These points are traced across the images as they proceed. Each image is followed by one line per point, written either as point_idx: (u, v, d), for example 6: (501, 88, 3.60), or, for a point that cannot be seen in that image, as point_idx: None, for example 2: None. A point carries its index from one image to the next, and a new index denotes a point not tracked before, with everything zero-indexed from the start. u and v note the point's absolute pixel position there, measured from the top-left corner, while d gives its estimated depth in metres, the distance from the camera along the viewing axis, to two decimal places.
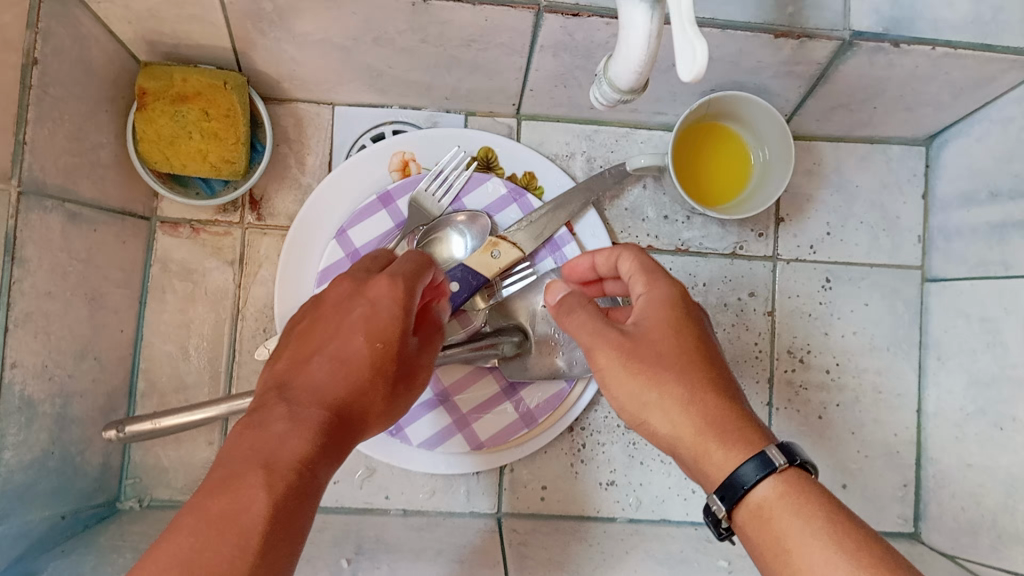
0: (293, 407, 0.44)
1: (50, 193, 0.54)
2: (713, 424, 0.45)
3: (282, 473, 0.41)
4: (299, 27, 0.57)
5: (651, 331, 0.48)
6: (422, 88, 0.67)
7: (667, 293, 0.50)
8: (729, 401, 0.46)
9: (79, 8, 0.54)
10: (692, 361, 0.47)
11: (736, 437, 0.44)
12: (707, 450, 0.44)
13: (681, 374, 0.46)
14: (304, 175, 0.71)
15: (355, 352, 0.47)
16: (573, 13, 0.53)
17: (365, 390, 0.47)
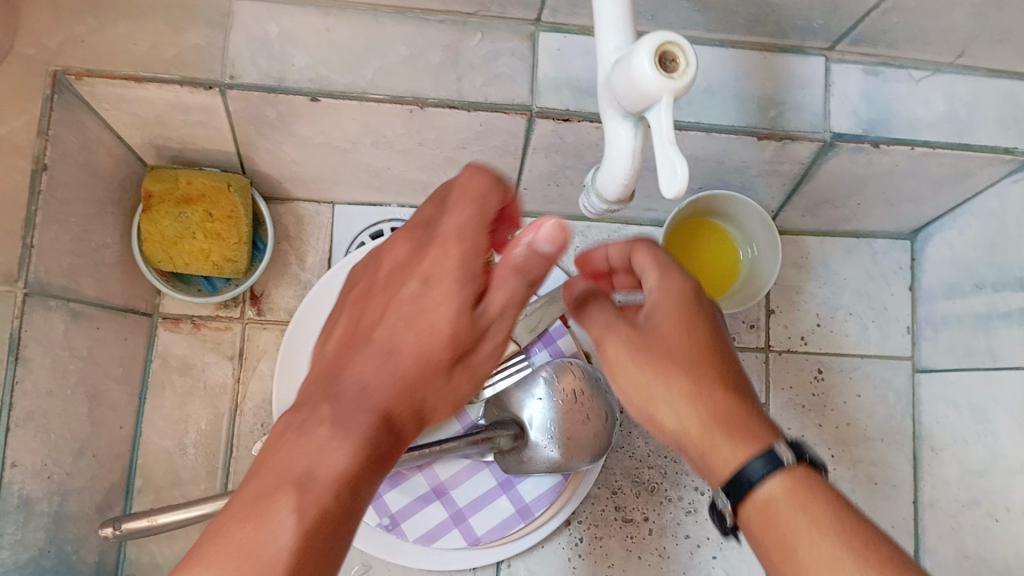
0: (340, 406, 0.42)
1: (54, 294, 0.55)
2: (717, 419, 0.42)
3: (317, 492, 0.38)
4: (300, 131, 0.59)
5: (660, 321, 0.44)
6: (419, 187, 0.69)
7: (681, 287, 0.46)
8: (739, 399, 0.43)
9: (88, 115, 0.56)
10: (704, 355, 0.43)
11: (742, 429, 0.41)
12: (712, 446, 0.41)
13: (693, 367, 0.43)
14: (304, 271, 0.72)
15: (405, 343, 0.44)
16: (563, 118, 0.55)
17: (419, 380, 0.44)
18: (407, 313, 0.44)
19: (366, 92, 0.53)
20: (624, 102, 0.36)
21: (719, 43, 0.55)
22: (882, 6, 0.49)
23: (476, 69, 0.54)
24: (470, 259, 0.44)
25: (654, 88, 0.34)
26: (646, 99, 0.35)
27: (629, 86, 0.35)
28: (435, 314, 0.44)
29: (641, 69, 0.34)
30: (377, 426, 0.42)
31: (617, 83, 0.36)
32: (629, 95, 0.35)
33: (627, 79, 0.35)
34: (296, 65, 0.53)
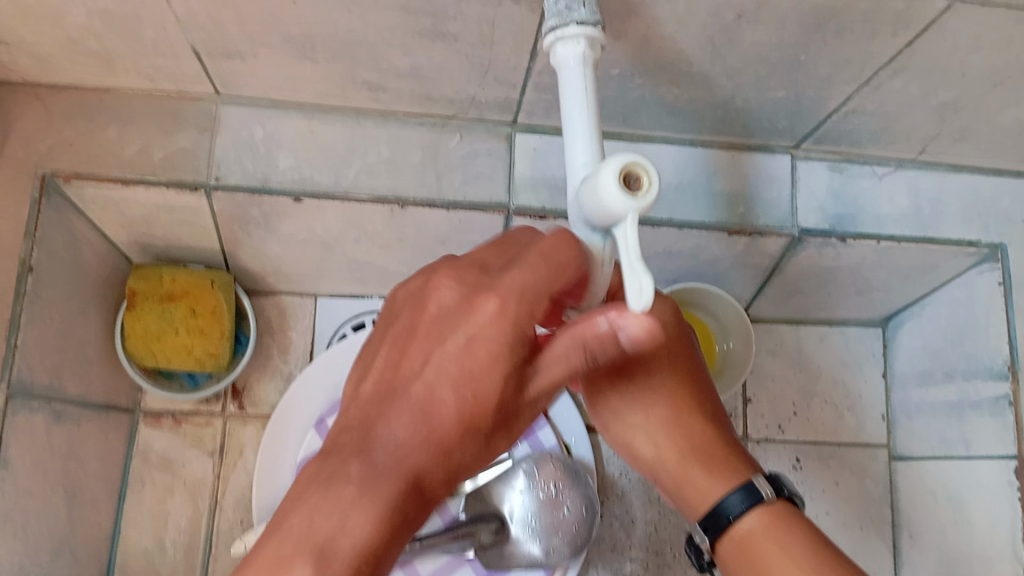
0: (371, 466, 0.37)
1: (36, 393, 0.55)
2: (693, 452, 0.47)
3: (338, 562, 0.35)
4: (284, 229, 0.60)
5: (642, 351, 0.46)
6: (400, 281, 0.71)
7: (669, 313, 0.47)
8: (715, 428, 0.47)
9: (75, 216, 0.57)
10: (686, 388, 0.47)
11: (718, 464, 0.46)
12: (689, 476, 0.47)
13: (675, 396, 0.47)
14: (285, 364, 0.73)
15: (444, 400, 0.37)
16: (539, 215, 0.56)
17: (458, 445, 0.38)
18: (449, 365, 0.37)
19: (348, 191, 0.55)
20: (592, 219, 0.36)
21: (688, 142, 0.57)
22: (841, 108, 0.52)
23: (455, 169, 0.56)
24: (520, 329, 0.36)
25: (619, 204, 0.34)
26: (613, 217, 0.35)
27: (596, 203, 0.35)
28: (484, 380, 0.36)
29: (607, 186, 0.34)
30: (404, 490, 0.37)
31: (586, 199, 0.36)
32: (597, 211, 0.35)
33: (594, 196, 0.35)
34: (280, 166, 0.54)
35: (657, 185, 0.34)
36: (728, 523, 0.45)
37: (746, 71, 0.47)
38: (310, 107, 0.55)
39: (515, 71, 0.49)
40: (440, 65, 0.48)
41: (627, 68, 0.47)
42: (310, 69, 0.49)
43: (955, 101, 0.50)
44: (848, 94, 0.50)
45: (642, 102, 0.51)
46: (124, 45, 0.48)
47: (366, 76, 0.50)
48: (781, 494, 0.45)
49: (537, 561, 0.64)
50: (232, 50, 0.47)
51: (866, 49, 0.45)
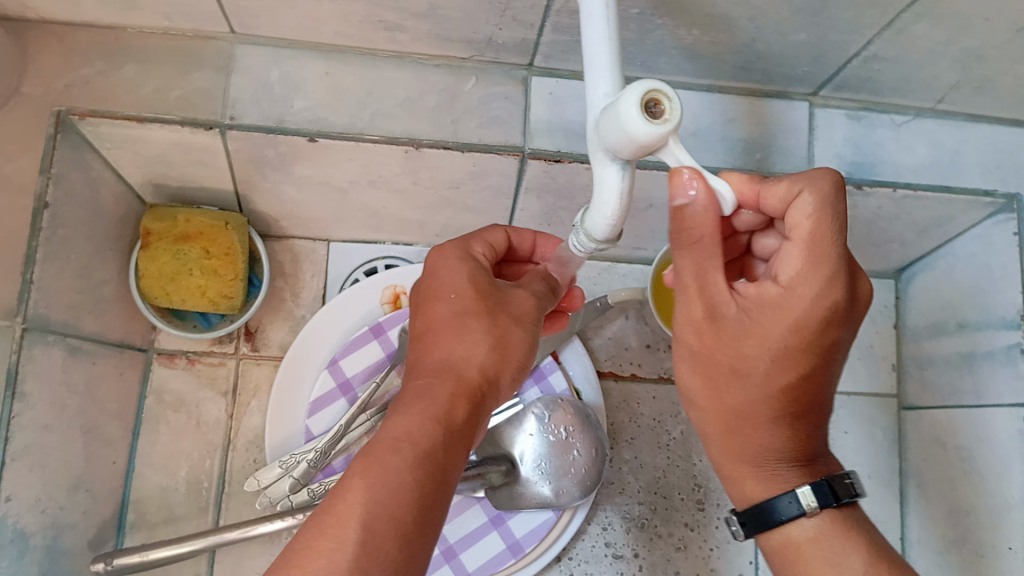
0: (408, 398, 0.44)
1: (53, 329, 0.55)
2: (760, 454, 0.46)
3: (378, 451, 0.40)
4: (299, 171, 0.60)
5: (763, 332, 0.42)
6: (414, 226, 0.71)
7: (806, 300, 0.41)
8: (783, 441, 0.45)
9: (89, 153, 0.57)
10: (772, 399, 0.44)
11: (769, 472, 0.46)
12: (740, 478, 0.47)
13: (756, 407, 0.44)
14: (298, 307, 0.73)
15: (436, 311, 0.47)
16: (554, 158, 0.56)
17: (454, 348, 0.46)
18: (448, 301, 0.47)
19: (363, 133, 0.54)
20: (617, 151, 0.37)
21: (707, 89, 0.57)
22: (863, 54, 0.51)
23: (472, 112, 0.56)
24: (470, 244, 0.51)
25: (647, 135, 0.35)
26: (644, 146, 0.35)
27: (620, 135, 0.36)
28: (453, 278, 0.48)
29: (630, 119, 0.34)
30: (423, 395, 0.43)
31: (606, 132, 0.37)
32: (622, 144, 0.36)
33: (616, 128, 0.36)
34: (295, 107, 0.54)
35: (680, 109, 0.35)
36: (782, 521, 0.46)
37: (769, 14, 0.47)
38: (327, 48, 0.54)
39: (533, 11, 0.48)
40: (457, 4, 0.48)
41: (649, 9, 0.47)
42: (328, 7, 0.49)
43: (979, 48, 0.50)
44: (870, 40, 0.49)
45: (661, 46, 0.51)
46: None
47: (383, 15, 0.50)
48: (846, 498, 0.46)
49: (547, 501, 0.65)
50: None
51: None
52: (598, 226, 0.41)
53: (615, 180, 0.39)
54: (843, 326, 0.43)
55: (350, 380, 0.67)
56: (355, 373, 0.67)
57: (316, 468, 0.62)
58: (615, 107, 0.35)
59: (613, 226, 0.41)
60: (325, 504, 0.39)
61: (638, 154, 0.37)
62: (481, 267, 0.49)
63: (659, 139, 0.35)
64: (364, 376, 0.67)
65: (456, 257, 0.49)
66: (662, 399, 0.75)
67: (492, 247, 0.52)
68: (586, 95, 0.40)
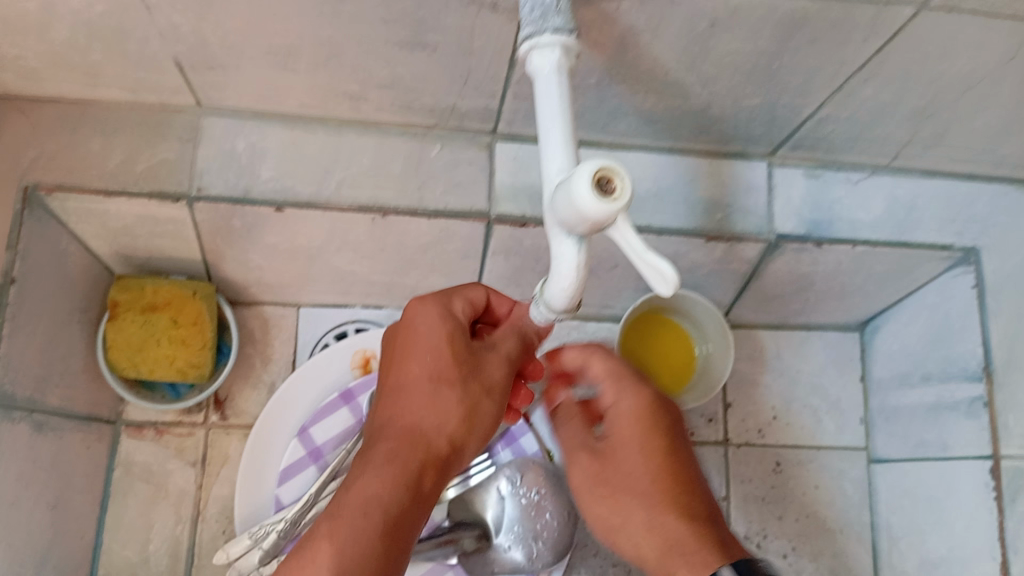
0: (372, 459, 0.44)
1: (19, 403, 0.55)
2: (672, 548, 0.45)
3: (345, 512, 0.41)
4: (267, 238, 0.61)
5: (622, 438, 0.50)
6: (383, 292, 0.71)
7: (632, 403, 0.51)
8: (696, 526, 0.46)
9: (55, 227, 0.57)
10: (658, 489, 0.47)
11: (696, 557, 0.44)
12: (676, 572, 0.45)
13: (647, 498, 0.47)
14: (267, 373, 0.72)
15: (409, 371, 0.46)
16: (520, 223, 0.57)
17: (425, 410, 0.45)
18: (424, 362, 0.46)
19: (330, 202, 0.56)
20: (570, 226, 0.37)
21: (667, 150, 0.58)
22: (816, 115, 0.52)
23: (436, 177, 0.57)
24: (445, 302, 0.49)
25: (594, 215, 0.34)
26: (594, 224, 0.35)
27: (571, 212, 0.35)
28: (429, 338, 0.47)
29: (579, 198, 0.34)
30: (391, 457, 0.43)
31: (559, 207, 0.36)
32: (573, 220, 0.35)
33: (568, 204, 0.35)
34: (261, 177, 0.55)
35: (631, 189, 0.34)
36: None
37: (722, 79, 0.48)
38: (291, 118, 0.56)
39: (495, 82, 0.49)
40: (420, 75, 0.49)
41: (606, 78, 0.48)
42: (292, 81, 0.50)
43: (926, 108, 0.51)
44: (822, 101, 0.51)
45: (620, 111, 0.52)
46: (109, 59, 0.48)
47: (347, 87, 0.51)
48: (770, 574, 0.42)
49: (520, 567, 0.64)
50: (215, 61, 0.48)
51: (839, 57, 0.46)
52: (558, 296, 0.41)
53: (571, 253, 0.39)
54: (669, 416, 0.51)
55: (321, 448, 0.66)
56: (326, 440, 0.66)
57: (285, 540, 0.61)
58: (568, 185, 0.35)
59: (573, 297, 0.41)
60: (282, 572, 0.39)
61: (590, 231, 0.36)
62: (462, 326, 0.48)
63: (607, 219, 0.35)
64: (334, 444, 0.66)
65: (438, 315, 0.48)
66: None
67: (473, 303, 0.50)
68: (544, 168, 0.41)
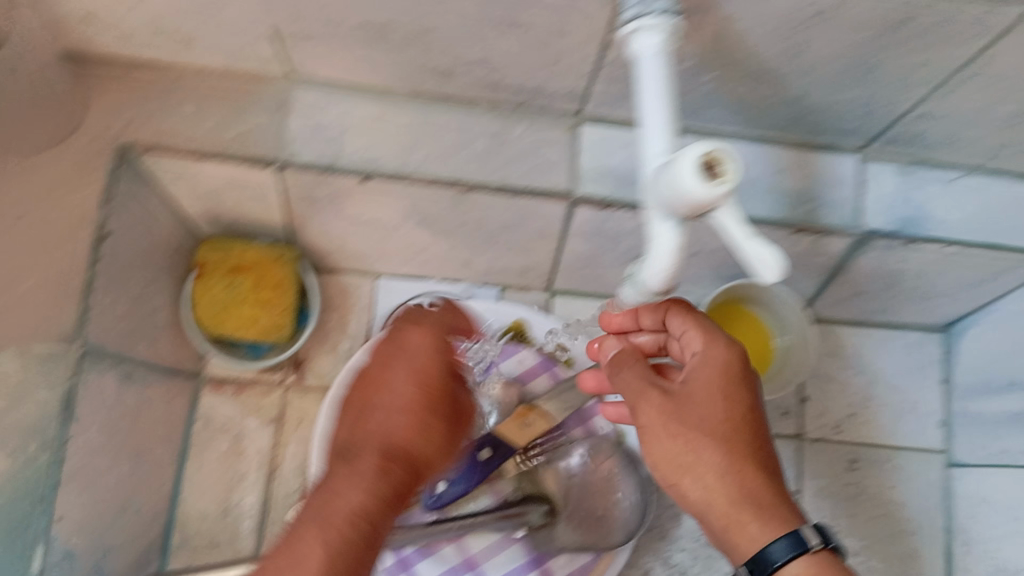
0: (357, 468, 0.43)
1: (108, 355, 0.57)
2: (748, 500, 0.43)
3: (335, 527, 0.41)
4: (351, 208, 0.62)
5: (711, 382, 0.45)
6: (462, 267, 0.71)
7: (728, 353, 0.46)
8: (772, 481, 0.44)
9: (148, 186, 0.59)
10: (735, 436, 0.44)
11: (769, 510, 0.43)
12: (740, 524, 0.43)
13: (723, 444, 0.44)
14: (345, 339, 0.73)
15: (398, 387, 0.47)
16: (603, 204, 0.56)
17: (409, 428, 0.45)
18: (406, 383, 0.47)
19: (414, 176, 0.56)
20: (673, 208, 0.36)
21: (757, 139, 0.57)
22: (914, 112, 0.51)
23: (520, 157, 0.57)
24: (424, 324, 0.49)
25: (701, 196, 0.34)
26: (696, 207, 0.35)
27: (676, 193, 0.35)
28: (418, 360, 0.47)
29: (685, 178, 0.34)
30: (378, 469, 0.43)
31: (665, 188, 0.36)
32: (677, 200, 0.35)
33: (673, 185, 0.35)
34: (348, 148, 0.56)
35: (740, 171, 0.34)
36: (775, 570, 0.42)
37: (818, 71, 0.47)
38: (381, 92, 0.56)
39: (586, 64, 0.49)
40: (509, 53, 0.49)
41: (699, 64, 0.47)
42: (382, 55, 0.50)
43: None
44: (921, 98, 0.49)
45: (710, 97, 0.51)
46: (207, 26, 0.49)
47: (436, 63, 0.51)
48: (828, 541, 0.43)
49: (588, 543, 0.66)
50: (308, 33, 0.48)
51: (942, 54, 0.44)
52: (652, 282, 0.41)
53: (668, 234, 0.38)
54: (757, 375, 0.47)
55: None
56: None
57: None
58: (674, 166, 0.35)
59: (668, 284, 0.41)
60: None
61: (694, 213, 0.36)
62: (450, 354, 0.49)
63: (711, 202, 0.34)
64: None
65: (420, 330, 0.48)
66: None
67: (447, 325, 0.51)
68: (643, 153, 0.41)
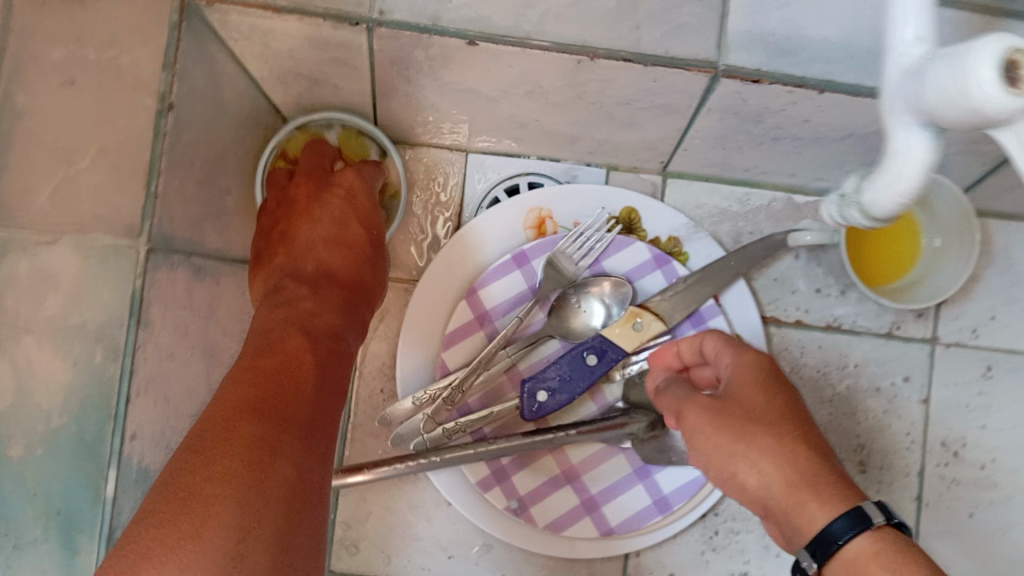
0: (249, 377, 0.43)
1: (177, 247, 0.49)
2: (805, 472, 0.41)
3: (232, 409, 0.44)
4: (448, 76, 0.53)
5: (754, 389, 0.45)
6: (565, 144, 0.62)
7: (758, 359, 0.48)
8: (828, 459, 0.42)
9: (214, 46, 0.51)
10: (784, 421, 0.43)
11: (830, 488, 0.40)
12: (800, 502, 0.40)
13: (774, 428, 0.43)
14: (431, 226, 0.65)
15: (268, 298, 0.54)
16: (752, 79, 0.48)
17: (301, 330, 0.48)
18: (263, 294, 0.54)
19: (531, 37, 0.48)
20: (943, 117, 0.31)
21: None
22: None
23: (657, 17, 0.47)
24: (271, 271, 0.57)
25: (996, 103, 0.28)
26: (984, 119, 0.29)
27: (959, 103, 0.30)
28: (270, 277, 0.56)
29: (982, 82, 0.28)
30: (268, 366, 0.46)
31: (935, 94, 0.31)
32: (953, 108, 0.30)
33: (955, 91, 0.30)
34: (452, 3, 0.47)
35: None
36: (837, 551, 0.38)
37: None
38: None
39: None
40: None
41: None
42: None
43: None
44: None
45: None
46: None
47: None
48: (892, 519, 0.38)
49: None
50: None
51: None
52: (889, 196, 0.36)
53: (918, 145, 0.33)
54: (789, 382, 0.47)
55: (490, 313, 0.60)
56: (496, 305, 0.60)
57: (448, 407, 0.58)
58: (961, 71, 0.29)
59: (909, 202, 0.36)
60: (198, 469, 0.40)
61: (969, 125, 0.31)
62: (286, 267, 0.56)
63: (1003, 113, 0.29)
64: (504, 309, 0.60)
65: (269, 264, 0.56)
66: (827, 348, 0.67)
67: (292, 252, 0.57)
68: (889, 34, 0.35)
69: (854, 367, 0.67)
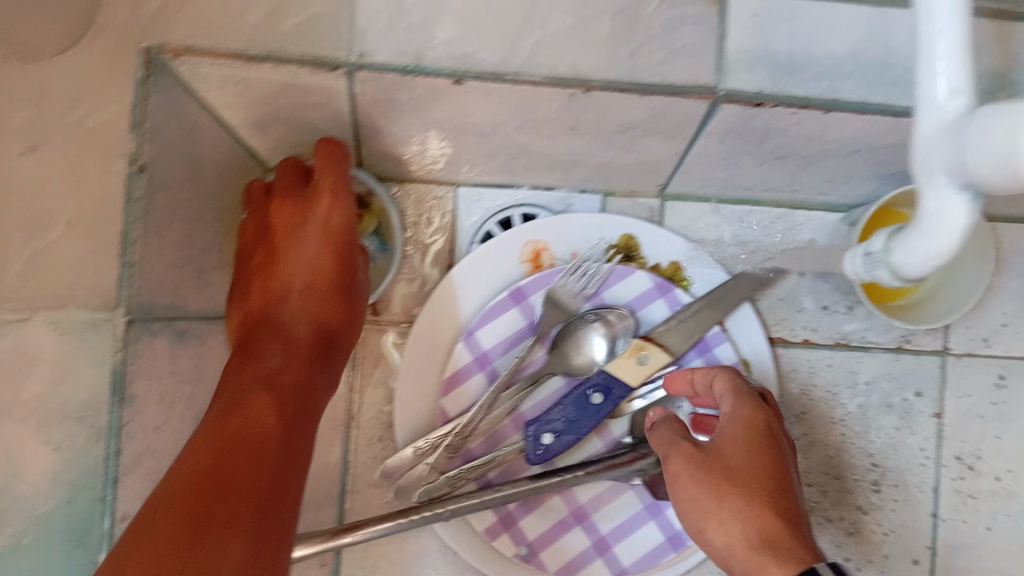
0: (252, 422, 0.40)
1: (157, 316, 0.46)
2: (770, 540, 0.42)
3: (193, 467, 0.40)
4: (435, 113, 0.50)
5: (742, 434, 0.48)
6: (560, 170, 0.59)
7: (753, 412, 0.49)
8: (796, 526, 0.43)
9: (182, 93, 0.46)
10: (759, 478, 0.45)
11: (791, 554, 0.41)
12: (762, 566, 0.41)
13: (749, 489, 0.44)
14: (424, 263, 0.63)
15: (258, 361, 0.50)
16: (755, 102, 0.45)
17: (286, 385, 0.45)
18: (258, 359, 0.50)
19: (521, 72, 0.44)
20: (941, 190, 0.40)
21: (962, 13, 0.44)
22: None
23: (654, 41, 0.44)
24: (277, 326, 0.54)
25: None
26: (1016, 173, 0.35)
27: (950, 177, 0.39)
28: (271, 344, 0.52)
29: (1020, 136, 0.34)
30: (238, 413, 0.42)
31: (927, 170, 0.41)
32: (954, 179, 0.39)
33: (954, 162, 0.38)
34: (437, 39, 0.44)
35: None
36: None
37: None
38: None
39: None
40: None
41: None
42: None
43: None
44: None
45: None
46: None
47: None
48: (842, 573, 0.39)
49: None
50: None
51: None
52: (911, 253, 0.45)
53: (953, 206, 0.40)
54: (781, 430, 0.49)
55: (488, 353, 0.58)
56: (494, 344, 0.58)
57: (452, 455, 0.56)
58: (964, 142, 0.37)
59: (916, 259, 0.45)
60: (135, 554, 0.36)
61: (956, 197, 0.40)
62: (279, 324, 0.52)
63: None
64: (503, 348, 0.58)
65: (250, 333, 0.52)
66: (837, 366, 0.65)
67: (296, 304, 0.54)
68: (921, 94, 0.39)
69: (866, 385, 0.65)
